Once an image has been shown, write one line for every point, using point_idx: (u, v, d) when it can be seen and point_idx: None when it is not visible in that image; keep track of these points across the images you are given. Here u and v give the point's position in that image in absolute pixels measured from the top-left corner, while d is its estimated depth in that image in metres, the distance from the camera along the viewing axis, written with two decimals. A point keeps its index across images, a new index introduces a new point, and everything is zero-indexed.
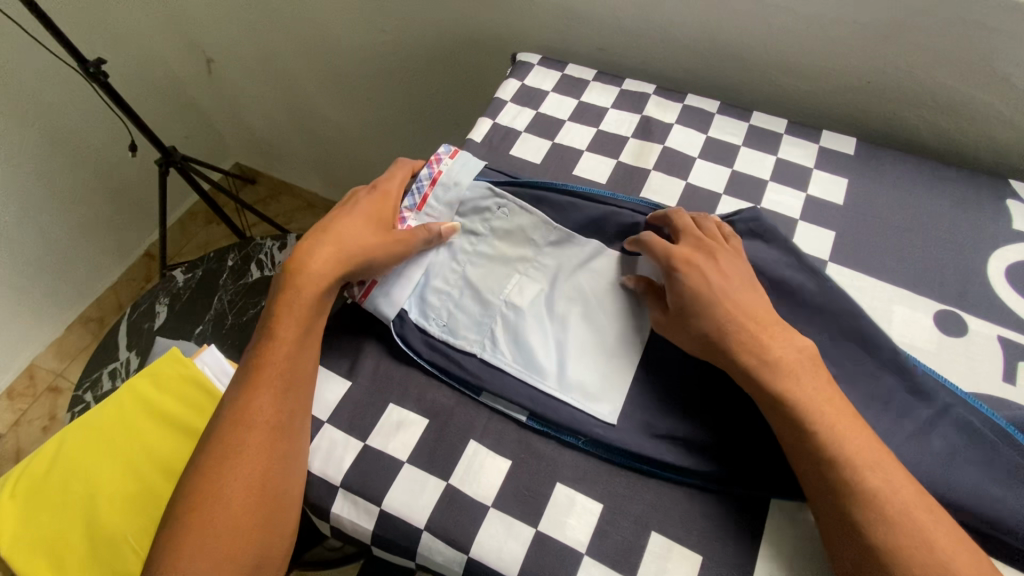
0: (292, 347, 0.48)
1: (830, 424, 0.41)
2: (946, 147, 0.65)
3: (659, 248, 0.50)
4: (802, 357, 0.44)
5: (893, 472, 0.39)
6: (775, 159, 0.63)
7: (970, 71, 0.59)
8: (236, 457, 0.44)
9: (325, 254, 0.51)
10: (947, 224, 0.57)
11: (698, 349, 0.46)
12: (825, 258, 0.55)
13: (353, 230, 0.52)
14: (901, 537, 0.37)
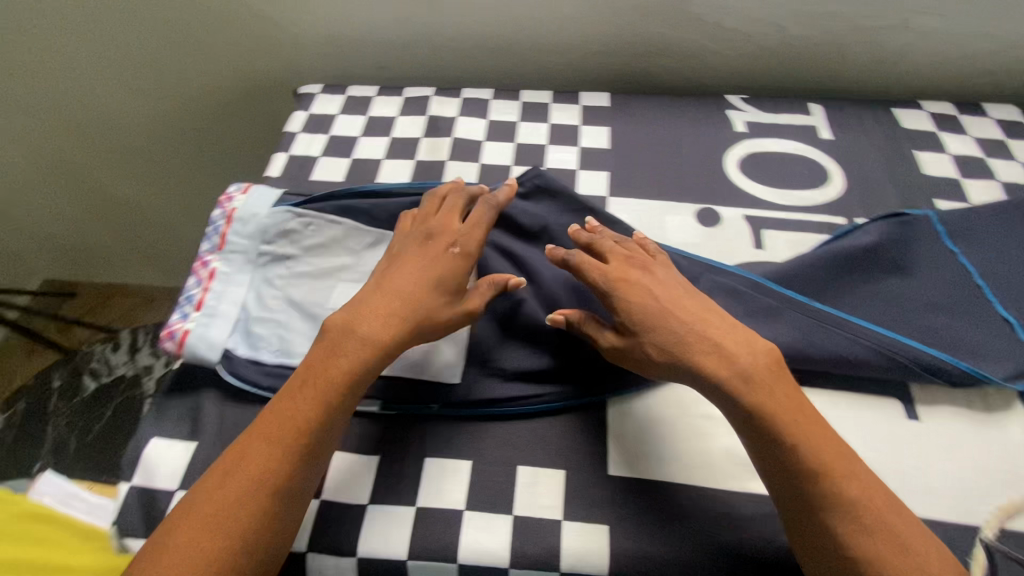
0: (307, 407, 0.42)
1: (791, 433, 0.39)
2: (679, 82, 0.78)
3: (593, 271, 0.48)
4: (761, 358, 0.42)
5: (849, 464, 0.39)
6: (547, 125, 0.71)
7: (674, 16, 0.71)
8: (212, 490, 0.39)
9: (368, 322, 0.45)
10: (690, 142, 0.68)
11: (651, 358, 0.44)
12: (606, 196, 0.64)
13: (416, 296, 0.47)
14: (847, 517, 0.37)
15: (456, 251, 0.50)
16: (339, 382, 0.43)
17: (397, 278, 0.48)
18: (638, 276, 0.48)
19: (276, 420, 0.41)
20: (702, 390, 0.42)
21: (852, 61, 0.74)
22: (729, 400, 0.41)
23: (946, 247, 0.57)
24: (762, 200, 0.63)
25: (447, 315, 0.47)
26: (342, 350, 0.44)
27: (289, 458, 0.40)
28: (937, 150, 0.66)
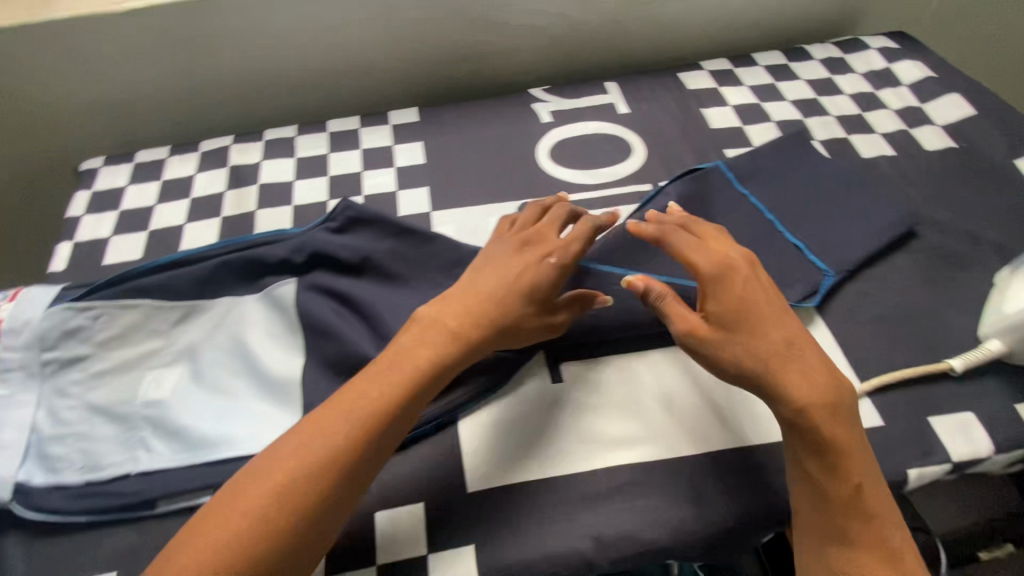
0: (368, 401, 0.41)
1: (848, 458, 0.41)
2: (487, 83, 0.79)
3: (705, 262, 0.46)
4: (845, 395, 0.43)
5: (880, 502, 0.40)
6: (359, 151, 0.69)
7: (461, 21, 0.72)
8: (264, 475, 0.38)
9: (451, 322, 0.45)
10: (503, 140, 0.69)
11: (737, 355, 0.43)
12: (428, 211, 0.63)
13: (503, 300, 0.46)
14: (858, 549, 0.39)
15: (552, 260, 0.48)
16: (393, 395, 0.41)
17: (457, 294, 0.47)
18: (740, 275, 0.46)
19: (365, 395, 0.41)
20: (772, 398, 0.43)
21: (637, 35, 0.79)
22: (789, 416, 0.42)
23: (739, 192, 0.62)
24: (576, 184, 0.65)
25: (547, 321, 0.47)
26: (389, 390, 0.41)
27: (332, 467, 0.38)
28: (720, 105, 0.72)
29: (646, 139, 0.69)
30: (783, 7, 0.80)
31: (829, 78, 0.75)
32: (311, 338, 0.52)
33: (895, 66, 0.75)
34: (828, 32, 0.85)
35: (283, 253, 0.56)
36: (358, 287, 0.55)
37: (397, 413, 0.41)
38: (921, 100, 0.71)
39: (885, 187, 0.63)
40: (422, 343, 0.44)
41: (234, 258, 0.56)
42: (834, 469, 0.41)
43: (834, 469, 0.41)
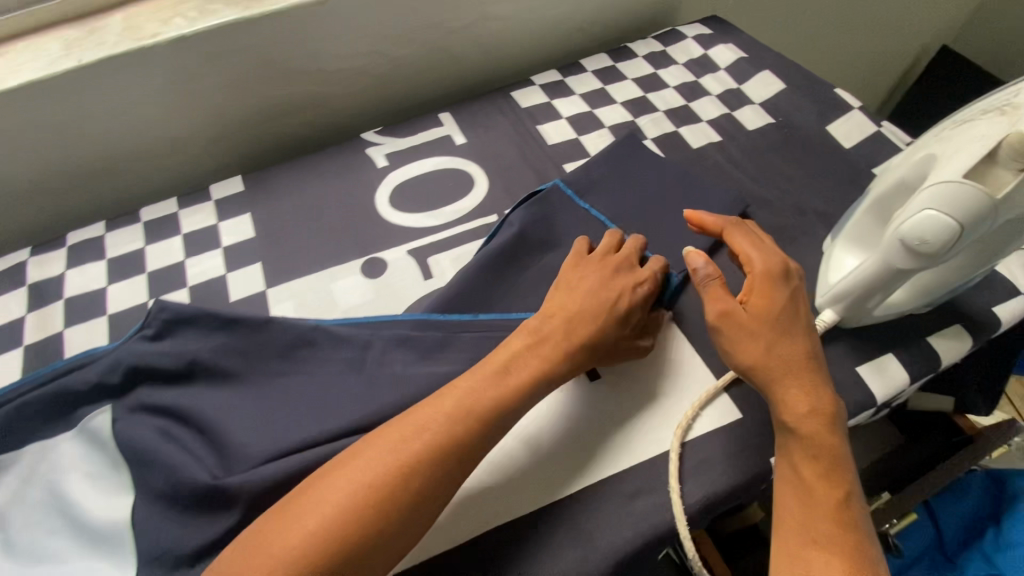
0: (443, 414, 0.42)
1: (831, 463, 0.43)
2: (318, 134, 0.75)
3: (759, 262, 0.50)
4: (838, 411, 0.45)
5: (862, 519, 0.41)
6: (180, 237, 0.63)
7: (269, 77, 0.67)
8: (314, 496, 0.38)
9: (551, 342, 0.47)
10: (338, 195, 0.65)
11: (764, 349, 0.46)
12: (264, 289, 0.58)
13: (599, 316, 0.49)
14: (834, 553, 0.39)
15: (642, 290, 0.52)
16: (481, 426, 0.42)
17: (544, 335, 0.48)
18: (789, 285, 0.49)
19: (437, 411, 0.42)
20: (782, 397, 0.45)
21: (463, 60, 0.77)
22: (792, 422, 0.44)
23: (580, 207, 0.62)
24: (420, 228, 0.63)
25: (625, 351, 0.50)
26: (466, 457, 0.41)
27: (375, 505, 0.38)
28: (554, 119, 0.72)
29: (486, 168, 0.68)
30: (600, 9, 0.81)
31: (654, 73, 0.77)
32: (137, 470, 0.47)
33: (711, 51, 0.78)
34: (651, 25, 0.88)
35: (91, 378, 0.50)
36: (187, 396, 0.50)
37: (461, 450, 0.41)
38: (739, 81, 0.74)
39: (714, 176, 0.65)
40: (512, 377, 0.45)
41: (35, 396, 0.50)
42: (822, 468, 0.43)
43: (818, 468, 0.43)
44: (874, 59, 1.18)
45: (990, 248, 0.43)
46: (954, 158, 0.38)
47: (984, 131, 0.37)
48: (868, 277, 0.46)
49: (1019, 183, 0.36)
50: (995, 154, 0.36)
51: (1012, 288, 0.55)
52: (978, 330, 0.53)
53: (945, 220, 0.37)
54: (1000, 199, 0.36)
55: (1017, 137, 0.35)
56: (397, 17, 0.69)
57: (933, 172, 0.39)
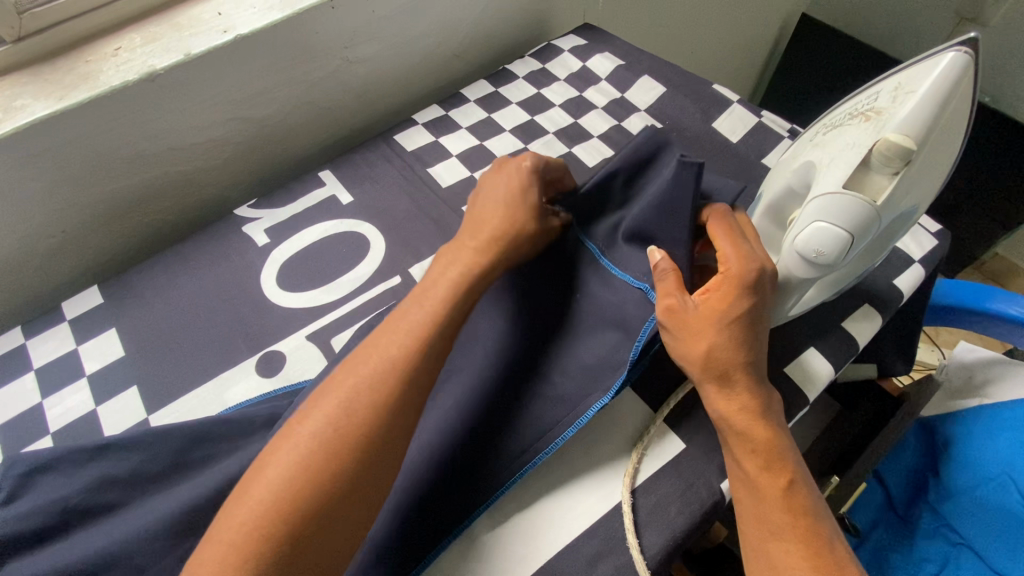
0: (412, 322, 0.42)
1: (778, 453, 0.41)
2: (185, 216, 0.67)
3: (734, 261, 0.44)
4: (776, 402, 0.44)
5: (811, 499, 0.40)
6: (32, 373, 0.53)
7: (108, 169, 0.58)
8: (314, 410, 0.37)
9: (472, 241, 0.47)
10: (217, 287, 0.58)
11: (709, 352, 0.42)
12: (146, 417, 0.50)
13: (506, 209, 0.48)
14: (793, 541, 0.37)
15: (528, 165, 0.50)
16: (445, 306, 0.42)
17: (471, 222, 0.49)
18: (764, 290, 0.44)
19: (401, 331, 0.41)
20: (742, 382, 0.42)
21: (334, 108, 0.71)
22: (739, 415, 0.42)
23: None
24: (316, 308, 0.57)
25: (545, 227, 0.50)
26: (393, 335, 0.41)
27: (341, 429, 0.36)
28: (444, 158, 0.68)
29: (379, 225, 0.63)
30: (472, 33, 0.78)
31: (536, 94, 0.75)
32: None
33: (588, 63, 0.77)
34: (526, 42, 0.86)
35: None
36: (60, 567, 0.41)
37: (433, 337, 0.41)
38: (621, 90, 0.73)
39: None
40: (442, 271, 0.45)
41: None
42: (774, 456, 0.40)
43: (772, 456, 0.41)
44: (740, 42, 1.24)
45: (885, 245, 0.45)
46: (833, 167, 0.40)
47: (855, 139, 0.39)
48: (781, 289, 0.46)
49: (895, 186, 0.38)
50: (868, 161, 0.38)
51: (906, 258, 0.57)
52: (884, 305, 0.54)
53: (837, 230, 0.39)
54: (881, 203, 0.38)
55: (885, 144, 0.37)
56: (248, 78, 0.62)
57: (818, 182, 0.41)
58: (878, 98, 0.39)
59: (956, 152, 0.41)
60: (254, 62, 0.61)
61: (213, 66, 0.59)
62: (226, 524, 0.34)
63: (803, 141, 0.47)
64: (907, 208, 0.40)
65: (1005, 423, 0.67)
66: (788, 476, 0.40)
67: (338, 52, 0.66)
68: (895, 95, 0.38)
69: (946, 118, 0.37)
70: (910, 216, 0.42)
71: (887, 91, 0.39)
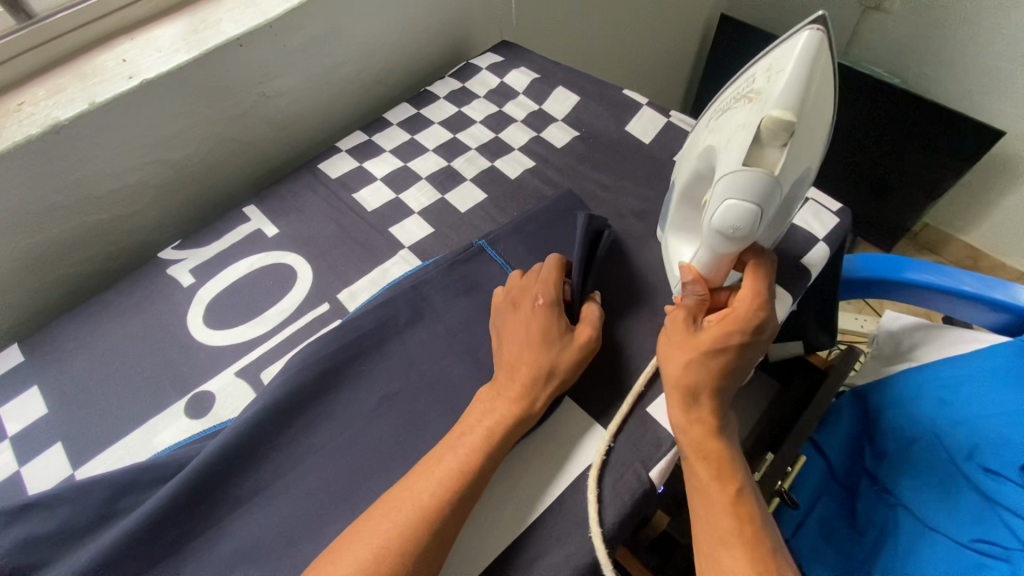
0: (445, 471, 0.43)
1: (726, 468, 0.43)
2: (110, 264, 0.67)
3: (741, 304, 0.47)
4: (730, 426, 0.46)
5: (758, 513, 0.41)
6: None
7: (21, 224, 0.57)
8: (335, 559, 0.39)
9: (508, 390, 0.48)
10: (142, 333, 0.58)
11: (690, 363, 0.46)
12: (71, 472, 0.49)
13: (538, 350, 0.49)
14: (741, 545, 0.39)
15: (543, 301, 0.51)
16: (481, 462, 0.44)
17: (508, 365, 0.49)
18: (752, 339, 0.46)
19: (428, 479, 0.43)
20: (706, 401, 0.45)
21: (256, 143, 0.72)
22: (696, 430, 0.44)
23: (421, 267, 0.61)
24: (247, 343, 0.57)
25: (574, 349, 0.50)
26: (448, 473, 0.43)
27: (420, 527, 0.40)
28: (369, 183, 0.69)
29: (307, 254, 0.63)
30: (391, 59, 0.79)
31: (457, 113, 0.76)
32: None
33: (506, 79, 0.79)
34: (446, 62, 0.88)
35: None
36: None
37: (464, 484, 0.43)
38: (538, 102, 0.76)
39: (535, 202, 0.66)
40: (485, 426, 0.46)
41: None
42: (721, 469, 0.43)
43: (721, 469, 0.43)
44: (664, 48, 1.29)
45: (791, 210, 0.48)
46: (731, 148, 0.43)
47: (744, 119, 0.42)
48: (710, 259, 0.48)
49: (787, 156, 0.40)
50: (759, 138, 0.41)
51: (810, 237, 0.60)
52: (795, 284, 0.57)
53: (746, 205, 0.41)
54: (778, 173, 0.40)
55: (769, 120, 0.39)
56: (161, 121, 0.62)
57: (720, 163, 0.44)
58: (756, 81, 0.43)
59: (833, 118, 0.45)
60: (166, 105, 0.61)
61: (122, 113, 0.59)
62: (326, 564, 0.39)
63: (703, 126, 0.50)
64: (804, 172, 0.43)
65: (935, 384, 0.70)
66: (733, 489, 0.42)
67: (253, 88, 0.67)
68: (769, 76, 0.42)
69: (815, 89, 0.40)
70: (809, 177, 0.45)
71: (762, 73, 0.43)
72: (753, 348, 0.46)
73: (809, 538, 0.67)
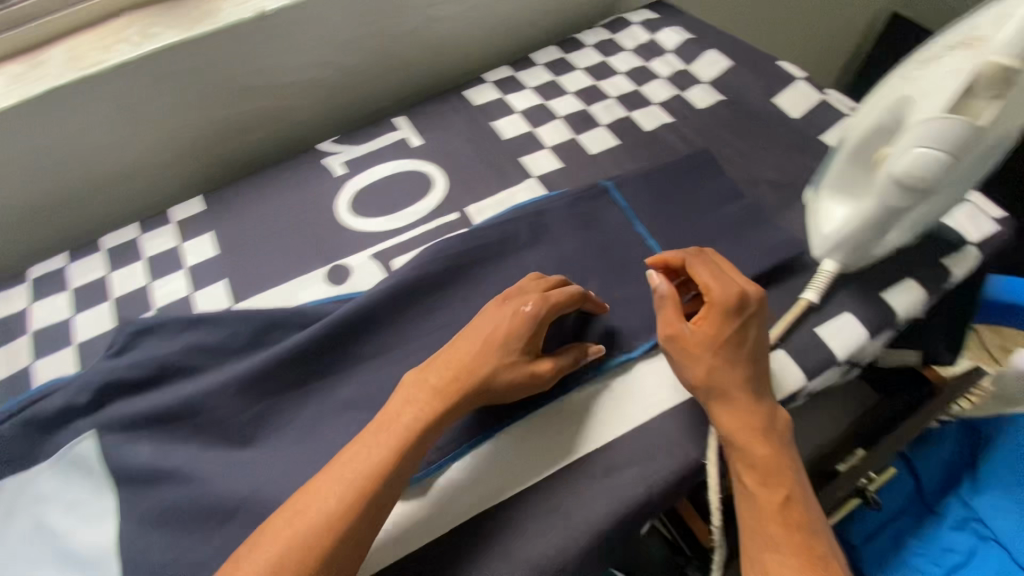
0: (381, 443, 0.42)
1: (770, 470, 0.43)
2: (275, 149, 0.76)
3: (717, 290, 0.46)
4: (773, 419, 0.45)
5: (807, 513, 0.42)
6: (143, 262, 0.63)
7: (217, 97, 0.67)
8: (315, 493, 0.40)
9: (433, 378, 0.45)
10: (298, 207, 0.66)
11: (703, 370, 0.46)
12: (231, 304, 0.58)
13: (485, 351, 0.46)
14: (789, 550, 0.41)
15: (529, 317, 0.47)
16: (403, 449, 0.42)
17: (445, 362, 0.46)
18: (744, 329, 0.46)
19: (370, 444, 0.42)
20: (728, 407, 0.45)
21: (413, 63, 0.78)
22: (730, 435, 0.45)
23: (547, 195, 0.64)
24: (383, 233, 0.63)
25: (527, 370, 0.47)
26: (370, 448, 0.42)
27: (362, 488, 0.40)
28: (508, 114, 0.73)
29: (443, 167, 0.68)
30: (548, 2, 0.81)
31: (602, 61, 0.78)
32: (129, 487, 0.48)
33: (657, 35, 0.79)
34: (599, 14, 0.89)
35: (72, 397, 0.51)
36: (162, 400, 0.50)
37: (399, 459, 0.42)
38: (685, 63, 0.75)
39: (667, 155, 0.66)
40: (408, 411, 0.44)
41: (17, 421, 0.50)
42: (763, 474, 0.43)
43: (761, 474, 0.43)
44: (821, 37, 1.21)
45: (974, 176, 0.46)
46: (932, 95, 0.42)
47: (952, 67, 0.41)
48: (865, 219, 0.49)
49: (996, 109, 0.40)
50: (969, 86, 0.40)
51: (960, 239, 0.56)
52: (932, 282, 0.54)
53: (935, 154, 0.42)
54: (982, 124, 0.40)
55: (989, 66, 0.39)
56: (342, 26, 0.69)
57: (914, 111, 0.43)
58: (974, 29, 0.42)
59: None
60: (348, 12, 0.68)
61: (313, 12, 0.66)
62: (309, 494, 0.40)
63: (890, 78, 0.49)
64: (1002, 133, 0.42)
65: None
66: (780, 492, 0.43)
67: (423, 8, 0.72)
68: (993, 23, 0.40)
69: None
70: (1004, 142, 0.44)
71: (983, 21, 0.42)
72: (748, 339, 0.46)
73: (878, 548, 0.65)
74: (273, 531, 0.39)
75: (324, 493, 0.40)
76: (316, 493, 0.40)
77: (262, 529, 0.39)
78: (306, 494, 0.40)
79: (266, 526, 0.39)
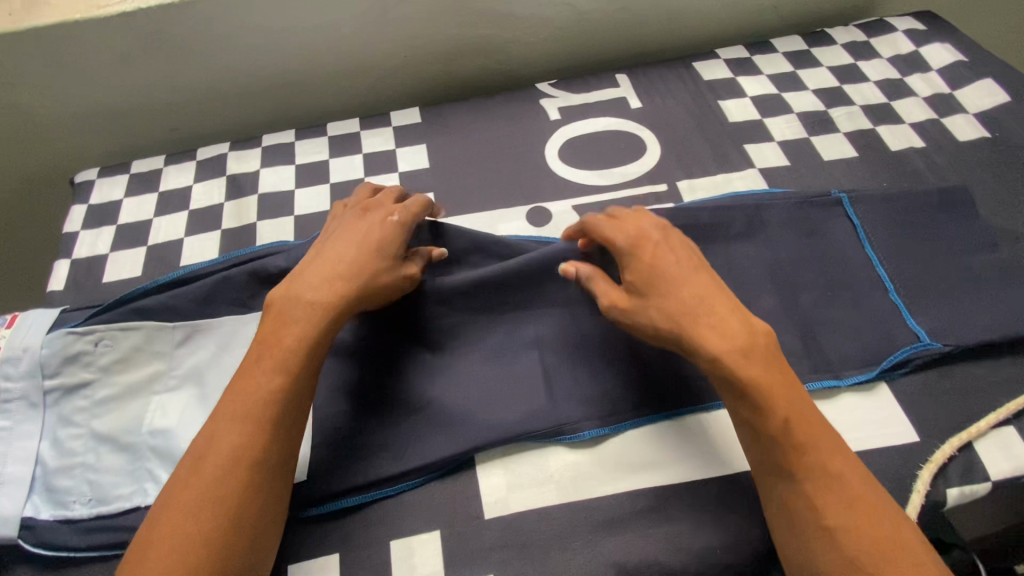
0: (263, 370, 0.41)
1: (767, 391, 0.39)
2: (489, 78, 0.77)
3: (619, 237, 0.45)
4: (739, 323, 0.41)
5: (807, 423, 0.38)
6: (362, 156, 0.66)
7: (462, 14, 0.68)
8: (224, 425, 0.39)
9: (307, 292, 0.43)
10: (511, 140, 0.66)
11: (652, 321, 0.42)
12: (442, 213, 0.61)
13: (357, 253, 0.45)
14: (817, 491, 0.37)
15: (395, 222, 0.48)
16: (294, 355, 0.41)
17: (309, 270, 0.45)
18: (664, 263, 0.43)
19: (252, 376, 0.41)
20: (694, 348, 0.41)
21: (646, 23, 0.75)
22: (714, 373, 0.40)
23: (770, 191, 0.60)
24: (590, 187, 0.62)
25: (401, 271, 0.47)
26: (259, 369, 0.41)
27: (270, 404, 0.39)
28: (738, 97, 0.69)
29: (660, 135, 0.66)
30: None
31: (851, 65, 0.71)
32: None
33: (921, 50, 0.71)
34: (851, 12, 0.80)
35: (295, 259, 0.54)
36: None
37: (295, 369, 0.41)
38: (950, 87, 0.67)
39: (912, 183, 0.60)
40: (293, 317, 0.42)
41: (248, 269, 0.54)
42: (757, 401, 0.39)
43: (756, 405, 0.39)
44: None
45: None
46: None
47: None
48: None
49: None
50: None
51: None
52: None
53: None
54: None
55: None
56: None
57: None
58: None
59: None
60: None
61: None
62: (219, 428, 0.39)
63: None
64: None
65: None
66: (781, 413, 0.38)
67: None
68: None
69: None
70: None
71: None
72: (675, 269, 0.43)
73: None
74: (201, 470, 0.38)
75: (233, 426, 0.39)
76: (231, 422, 0.39)
77: (177, 477, 0.38)
78: (216, 427, 0.39)
79: (185, 473, 0.38)
